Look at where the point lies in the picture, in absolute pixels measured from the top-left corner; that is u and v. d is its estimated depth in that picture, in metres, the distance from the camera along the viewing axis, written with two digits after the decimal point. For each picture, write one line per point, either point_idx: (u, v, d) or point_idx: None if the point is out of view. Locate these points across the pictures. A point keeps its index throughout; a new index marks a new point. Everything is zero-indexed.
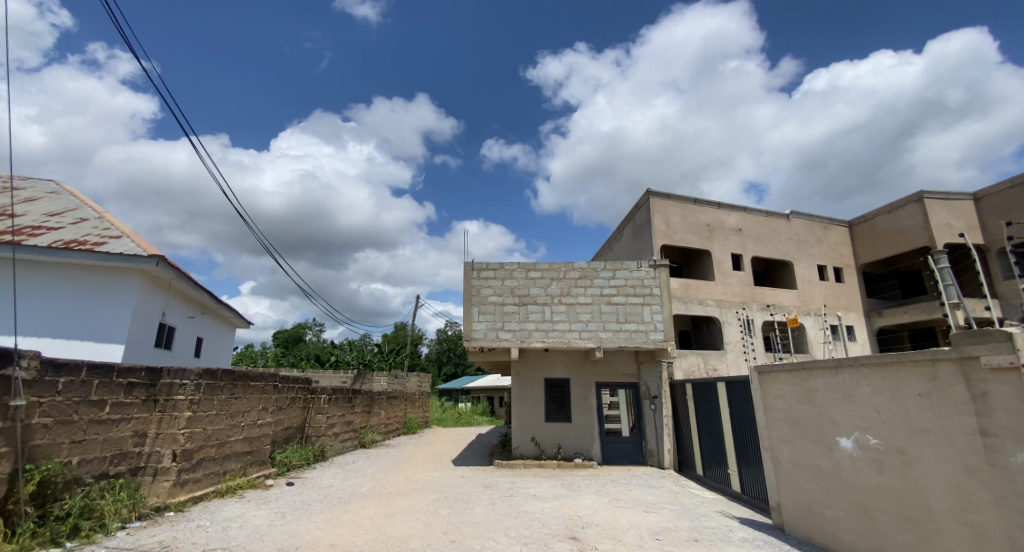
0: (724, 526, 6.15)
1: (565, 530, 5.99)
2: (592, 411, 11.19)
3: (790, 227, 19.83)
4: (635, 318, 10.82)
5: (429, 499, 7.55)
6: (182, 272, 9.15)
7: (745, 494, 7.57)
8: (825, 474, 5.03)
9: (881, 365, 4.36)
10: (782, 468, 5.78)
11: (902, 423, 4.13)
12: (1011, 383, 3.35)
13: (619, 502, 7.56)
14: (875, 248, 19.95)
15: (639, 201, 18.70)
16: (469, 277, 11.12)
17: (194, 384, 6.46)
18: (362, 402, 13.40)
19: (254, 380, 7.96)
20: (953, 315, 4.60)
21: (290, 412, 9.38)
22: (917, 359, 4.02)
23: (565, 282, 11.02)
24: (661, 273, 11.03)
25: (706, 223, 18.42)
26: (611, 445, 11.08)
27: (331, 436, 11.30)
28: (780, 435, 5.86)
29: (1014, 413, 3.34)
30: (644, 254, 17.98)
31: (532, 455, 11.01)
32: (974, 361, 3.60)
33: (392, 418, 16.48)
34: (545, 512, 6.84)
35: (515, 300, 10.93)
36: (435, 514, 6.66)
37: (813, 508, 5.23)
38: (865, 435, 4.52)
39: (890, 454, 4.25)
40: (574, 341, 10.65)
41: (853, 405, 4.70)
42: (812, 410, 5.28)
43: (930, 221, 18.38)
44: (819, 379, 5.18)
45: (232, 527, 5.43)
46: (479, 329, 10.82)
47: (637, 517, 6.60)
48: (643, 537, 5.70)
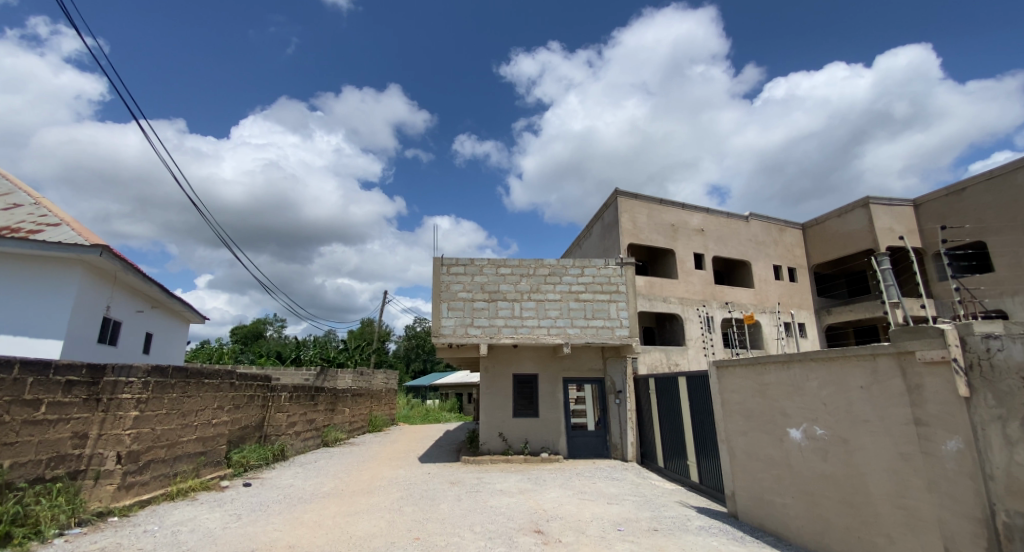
0: (683, 515, 6.36)
1: (530, 523, 6.04)
2: (559, 406, 11.33)
3: (748, 228, 20.63)
4: (602, 314, 10.98)
5: (393, 497, 7.46)
6: (128, 263, 8.62)
7: (703, 483, 7.85)
8: (777, 464, 5.27)
9: (829, 360, 4.61)
10: (737, 459, 6.02)
11: (846, 413, 4.39)
12: (942, 375, 3.57)
13: (583, 494, 7.68)
14: (826, 249, 21.01)
15: (607, 201, 19.02)
16: (437, 273, 11.00)
17: (142, 381, 6.13)
18: (325, 400, 13.07)
19: (207, 378, 7.62)
20: (897, 308, 4.95)
21: (247, 411, 9.01)
22: (860, 354, 4.26)
23: (535, 279, 11.07)
24: (628, 271, 11.24)
25: (671, 223, 18.91)
26: (577, 439, 11.26)
27: (292, 435, 10.96)
28: (735, 427, 6.09)
29: (945, 404, 3.56)
30: (612, 252, 18.30)
31: (499, 450, 11.03)
32: (910, 356, 3.82)
33: (357, 416, 16.15)
34: (510, 507, 6.88)
35: (485, 296, 10.91)
36: (399, 511, 6.59)
37: (764, 496, 5.47)
38: (812, 426, 4.76)
39: (834, 443, 4.49)
40: (542, 337, 10.74)
41: (802, 397, 4.94)
42: (765, 403, 5.52)
43: (875, 224, 19.46)
44: (771, 373, 5.42)
45: (182, 532, 5.20)
46: (447, 326, 10.72)
47: (601, 509, 6.72)
48: (605, 528, 5.83)
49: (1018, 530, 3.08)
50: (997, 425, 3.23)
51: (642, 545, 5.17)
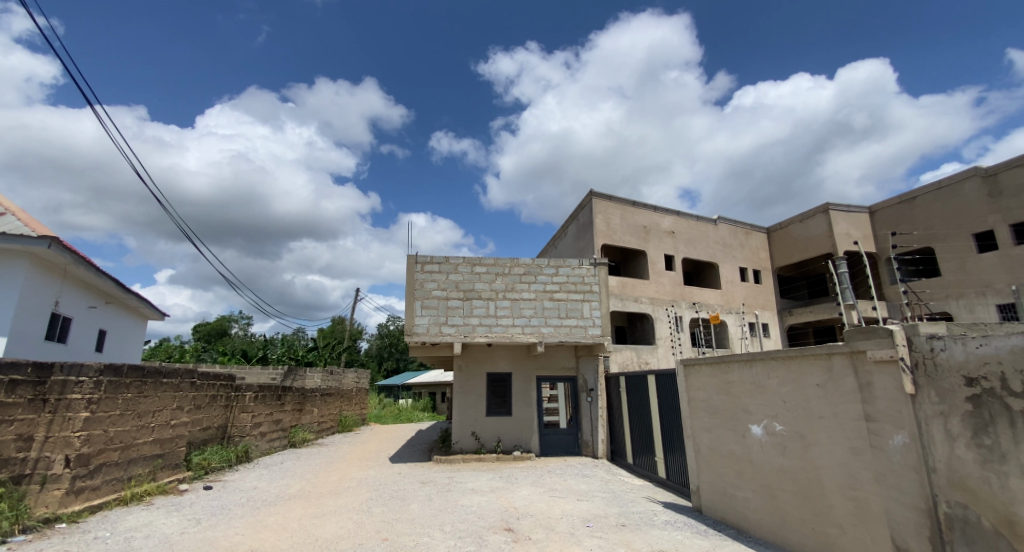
0: (650, 510, 6.50)
1: (500, 522, 6.05)
2: (532, 405, 11.39)
3: (717, 231, 21.22)
4: (575, 314, 11.09)
5: (362, 498, 7.35)
6: (80, 256, 8.19)
7: (670, 479, 8.05)
8: (739, 459, 5.45)
9: (788, 358, 4.80)
10: (702, 454, 6.20)
11: (803, 410, 4.58)
12: (891, 373, 3.76)
13: (554, 492, 7.74)
14: (789, 252, 21.84)
15: (582, 201, 19.23)
16: (411, 270, 10.88)
17: (94, 381, 5.84)
18: (292, 400, 12.76)
19: (165, 377, 7.33)
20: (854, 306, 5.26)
21: (210, 411, 8.71)
22: (817, 353, 4.45)
23: (510, 278, 11.08)
24: (601, 271, 11.38)
25: (643, 225, 19.27)
26: (549, 437, 11.36)
27: (257, 436, 10.64)
28: (700, 424, 6.27)
29: (892, 401, 3.75)
30: (586, 252, 18.53)
31: (471, 449, 11.01)
32: (862, 355, 4.01)
33: (326, 416, 15.83)
34: (481, 505, 6.88)
35: (459, 295, 10.86)
36: (368, 512, 6.50)
37: (727, 490, 5.65)
38: (772, 422, 4.95)
39: (792, 439, 4.68)
40: (516, 336, 10.77)
41: (763, 395, 5.12)
42: (728, 400, 5.70)
43: (834, 230, 20.30)
44: (735, 371, 5.60)
45: (136, 538, 4.98)
46: (421, 324, 10.63)
47: (571, 506, 6.80)
48: (575, 525, 5.90)
49: (957, 519, 3.26)
50: (939, 420, 3.41)
51: (610, 540, 5.26)
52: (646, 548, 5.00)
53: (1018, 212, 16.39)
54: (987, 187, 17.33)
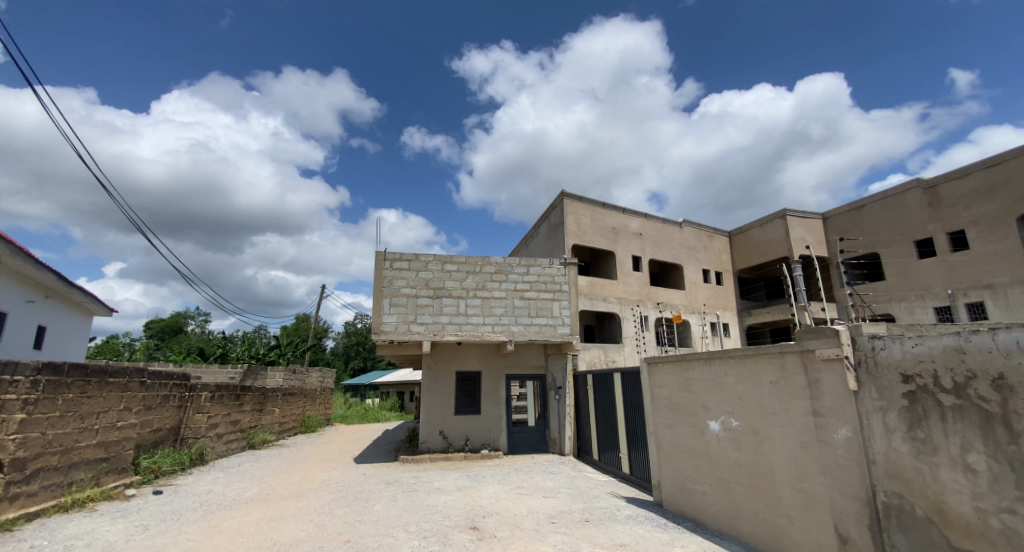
0: (613, 506, 6.63)
1: (465, 520, 6.04)
2: (500, 403, 11.40)
3: (682, 234, 21.82)
4: (545, 313, 11.16)
5: (324, 499, 7.17)
6: (16, 246, 7.65)
7: (633, 474, 8.24)
8: (697, 454, 5.64)
9: (745, 356, 4.99)
10: (663, 450, 6.37)
11: (757, 406, 4.78)
12: (836, 370, 3.97)
13: (520, 489, 7.78)
14: (749, 255, 22.73)
15: (553, 202, 19.40)
16: (380, 267, 10.70)
17: (31, 380, 5.49)
18: (251, 400, 12.32)
19: (112, 376, 6.95)
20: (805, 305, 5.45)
21: (161, 412, 8.31)
22: (771, 352, 4.65)
23: (480, 276, 11.05)
24: (571, 271, 11.50)
25: (612, 226, 19.60)
26: (517, 435, 11.42)
27: (213, 437, 10.20)
28: (662, 420, 6.44)
29: (837, 397, 3.96)
30: (557, 252, 18.70)
31: (439, 448, 10.93)
32: (811, 353, 4.21)
33: (288, 416, 15.35)
34: (447, 505, 6.84)
35: (429, 292, 10.76)
36: (329, 514, 6.34)
37: (686, 485, 5.84)
38: (729, 418, 5.14)
39: (747, 434, 4.88)
40: (486, 334, 10.76)
41: (721, 392, 5.31)
42: (689, 397, 5.89)
43: (790, 235, 21.15)
44: (695, 369, 5.78)
45: (76, 547, 4.70)
46: (389, 322, 10.46)
47: (536, 503, 6.86)
48: (539, 521, 5.95)
49: (893, 508, 3.47)
50: (879, 415, 3.62)
51: (574, 536, 5.33)
52: (608, 542, 5.09)
53: (954, 221, 17.56)
54: (928, 198, 18.50)
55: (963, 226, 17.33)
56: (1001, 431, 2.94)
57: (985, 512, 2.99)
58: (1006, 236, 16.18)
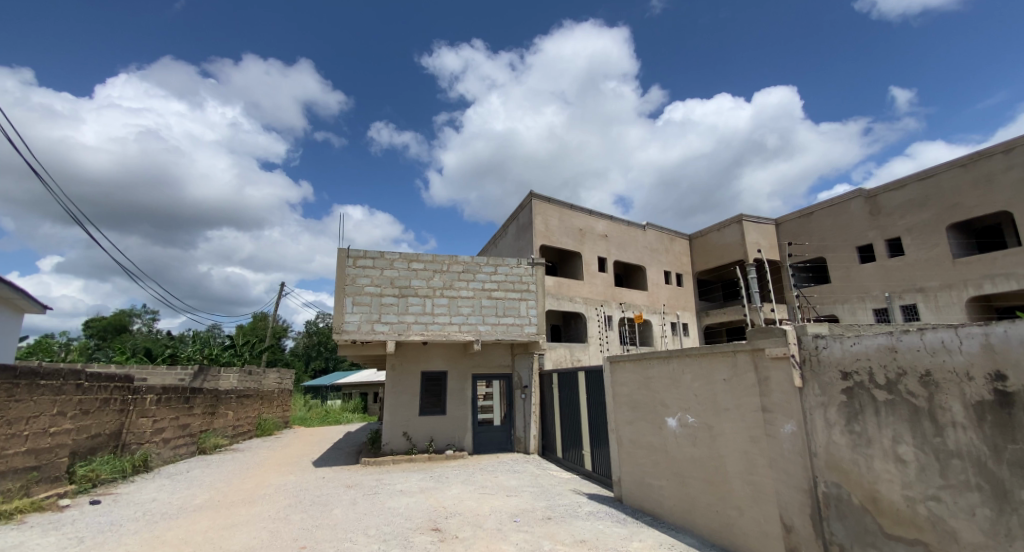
0: (575, 502, 6.72)
1: (428, 522, 5.98)
2: (466, 403, 11.35)
3: (645, 236, 22.39)
4: (512, 312, 11.18)
5: (280, 505, 6.93)
6: None
7: (596, 471, 8.38)
8: (656, 450, 5.79)
9: (701, 355, 5.17)
10: (624, 447, 6.51)
11: (711, 403, 4.96)
12: (783, 368, 4.17)
13: (484, 489, 7.77)
14: (708, 258, 23.56)
15: (522, 202, 19.49)
16: (343, 265, 10.44)
17: None
18: (202, 403, 11.74)
19: (44, 379, 6.49)
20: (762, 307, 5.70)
21: (101, 417, 7.81)
22: (724, 351, 4.83)
23: (447, 276, 10.96)
24: (538, 271, 11.56)
25: (579, 228, 19.86)
26: (482, 434, 11.39)
27: (159, 443, 9.66)
28: (623, 417, 6.58)
29: (784, 393, 4.15)
30: (525, 252, 18.79)
31: (402, 450, 10.76)
32: (761, 352, 4.40)
33: (242, 419, 14.71)
34: (409, 507, 6.75)
35: (394, 291, 10.57)
36: (285, 521, 6.13)
37: (645, 480, 5.98)
38: (685, 415, 5.32)
39: (702, 429, 5.05)
40: (453, 334, 10.68)
41: (678, 389, 5.47)
42: (648, 395, 6.04)
43: (745, 239, 21.92)
44: (655, 367, 5.93)
45: None
46: (352, 322, 10.21)
47: (500, 502, 6.87)
48: (502, 520, 5.97)
49: (833, 497, 3.67)
50: (821, 410, 3.83)
51: (535, 533, 5.37)
52: (569, 539, 5.15)
53: (892, 229, 18.79)
54: (869, 207, 19.72)
55: (899, 233, 18.57)
56: (927, 424, 3.16)
57: (913, 500, 3.20)
58: (936, 244, 17.43)
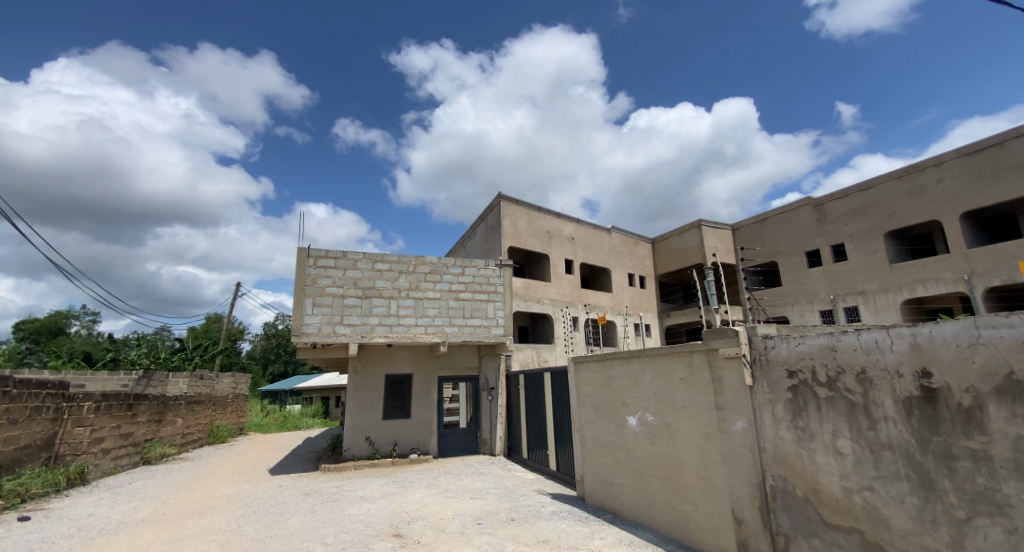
0: (539, 503, 6.75)
1: (389, 528, 5.86)
2: (431, 406, 11.22)
3: (610, 239, 22.84)
4: (480, 314, 11.14)
5: (232, 516, 6.62)
6: None
7: (560, 471, 8.47)
8: (617, 448, 5.91)
9: (660, 354, 5.31)
10: (587, 446, 6.61)
11: (669, 401, 5.10)
12: (735, 367, 4.34)
13: (448, 492, 7.69)
14: (669, 261, 24.28)
15: (490, 203, 19.50)
16: (303, 265, 10.12)
17: None
18: (147, 410, 11.08)
19: None
20: (720, 309, 5.98)
21: (31, 426, 7.26)
22: (681, 350, 4.98)
23: (413, 276, 10.80)
24: (505, 272, 11.56)
25: (547, 230, 20.04)
26: (448, 437, 11.29)
27: (98, 453, 9.06)
28: (586, 417, 6.67)
29: (736, 391, 4.32)
30: (493, 254, 18.80)
31: (364, 455, 10.52)
32: (715, 352, 4.56)
33: (191, 427, 13.96)
34: (369, 513, 6.60)
35: (357, 292, 10.32)
36: (237, 532, 5.86)
37: (606, 478, 6.09)
38: (645, 413, 5.45)
39: (660, 427, 5.20)
40: (418, 336, 10.54)
41: (639, 388, 5.60)
42: (610, 394, 6.15)
43: (704, 244, 22.67)
44: (616, 367, 6.05)
45: None
46: (312, 324, 9.90)
47: (464, 505, 6.81)
48: (465, 523, 5.92)
49: (779, 490, 3.85)
50: (770, 407, 4.01)
51: (498, 535, 5.37)
52: (531, 540, 5.17)
53: (837, 235, 19.93)
54: (816, 214, 20.84)
55: (843, 240, 19.71)
56: (862, 418, 3.37)
57: (850, 490, 3.40)
58: (876, 250, 18.60)
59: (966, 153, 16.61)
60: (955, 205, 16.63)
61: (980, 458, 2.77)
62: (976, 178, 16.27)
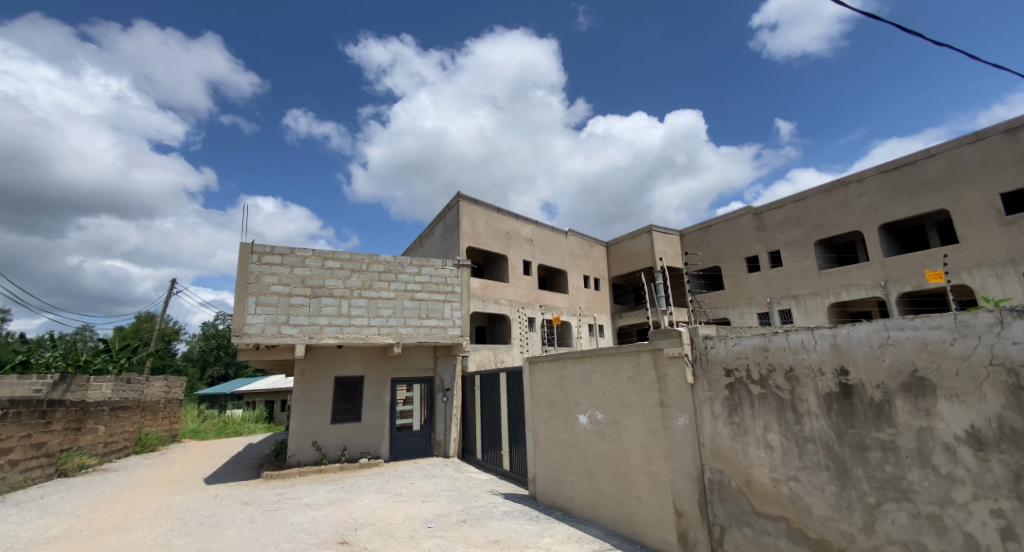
0: (491, 504, 6.75)
1: (335, 535, 5.68)
2: (383, 409, 10.96)
3: (567, 242, 23.22)
4: (436, 314, 11.01)
5: (160, 530, 6.18)
6: None
7: (513, 471, 8.51)
8: (568, 446, 6.01)
9: (609, 354, 5.46)
10: (539, 446, 6.68)
11: (617, 400, 5.26)
12: (678, 366, 4.53)
13: (398, 497, 7.54)
14: (622, 264, 24.98)
15: (449, 202, 19.33)
16: (245, 261, 9.61)
17: None
18: (64, 417, 10.15)
19: None
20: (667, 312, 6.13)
21: None
22: (629, 350, 5.14)
23: (367, 276, 10.52)
24: (463, 272, 11.48)
25: (505, 231, 20.10)
26: (400, 440, 11.07)
27: (4, 465, 8.21)
28: (540, 417, 6.75)
29: (678, 389, 4.51)
30: (451, 254, 18.65)
31: (311, 460, 10.12)
32: (660, 352, 4.74)
33: (115, 435, 12.87)
34: (314, 520, 6.37)
35: (305, 291, 9.92)
36: (166, 547, 5.48)
37: (557, 477, 6.18)
38: (595, 411, 5.58)
39: (609, 425, 5.34)
40: (371, 337, 10.26)
41: (590, 387, 5.73)
42: (563, 394, 6.25)
43: (654, 248, 23.47)
44: (569, 367, 6.15)
45: None
46: (254, 324, 9.41)
47: (414, 509, 6.71)
48: (416, 527, 5.83)
49: (716, 482, 4.05)
50: (709, 404, 4.22)
51: (449, 537, 5.32)
52: (482, 540, 5.17)
53: (773, 243, 21.26)
54: (756, 223, 22.12)
55: (779, 247, 21.02)
56: (789, 413, 3.61)
57: (778, 480, 3.63)
58: (807, 257, 19.98)
59: (884, 170, 18.17)
60: (875, 217, 18.17)
61: (889, 449, 3.04)
62: (893, 193, 17.84)
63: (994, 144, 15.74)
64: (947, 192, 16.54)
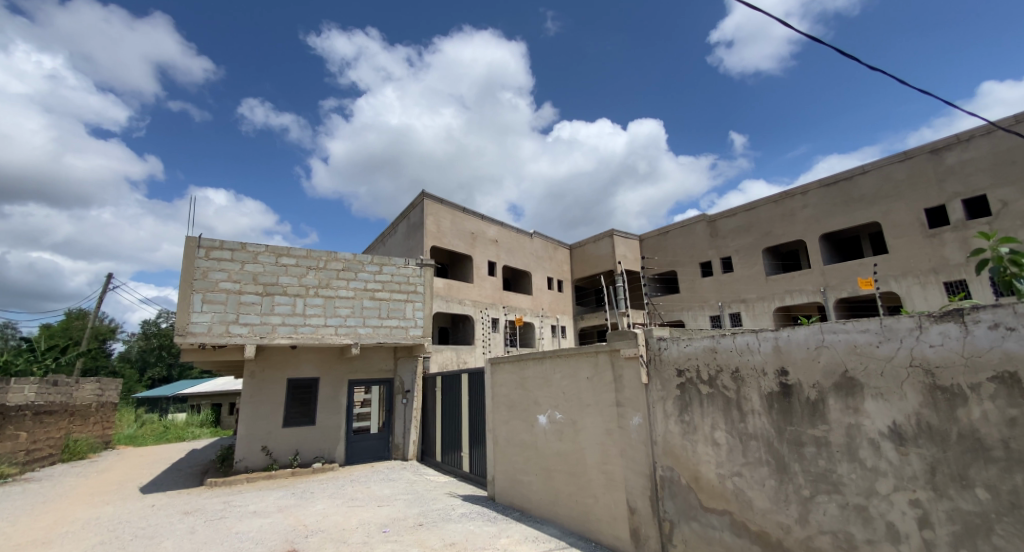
0: (449, 506, 6.70)
1: (284, 543, 5.48)
2: (339, 411, 10.66)
3: (531, 244, 23.39)
4: (397, 314, 10.82)
5: (87, 544, 5.74)
6: None
7: (473, 472, 8.48)
8: (527, 446, 6.06)
9: (569, 354, 5.54)
10: (499, 447, 6.70)
11: (576, 400, 5.35)
12: (634, 366, 4.65)
13: (353, 501, 7.36)
14: (585, 267, 25.40)
15: (413, 201, 19.05)
16: (191, 256, 9.11)
17: None
18: None
19: None
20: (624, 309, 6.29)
21: None
22: (588, 350, 5.23)
23: (324, 273, 10.21)
24: (426, 272, 11.33)
25: (471, 231, 20.01)
26: (357, 444, 10.80)
27: None
28: (500, 418, 6.76)
29: (634, 388, 4.64)
30: (414, 253, 18.39)
31: (260, 466, 9.71)
32: (617, 353, 4.86)
33: (39, 442, 11.87)
34: (262, 529, 6.11)
35: (257, 289, 9.52)
36: None
37: (516, 477, 6.22)
38: (554, 411, 5.65)
39: (567, 425, 5.42)
40: (327, 337, 9.96)
41: (550, 387, 5.79)
42: (523, 394, 6.30)
43: (615, 252, 24.00)
44: (530, 367, 6.20)
45: None
46: (199, 323, 8.93)
47: (369, 514, 6.56)
48: (370, 532, 5.71)
49: (668, 480, 4.20)
50: (661, 403, 4.36)
51: (404, 542, 5.24)
52: (438, 544, 5.12)
53: (725, 249, 22.22)
54: (710, 229, 23.05)
55: (730, 253, 22.00)
56: (734, 412, 3.79)
57: (723, 476, 3.81)
58: (756, 264, 21.00)
59: (825, 184, 19.37)
60: (817, 227, 19.34)
61: (822, 444, 3.26)
62: (833, 205, 19.04)
63: (920, 163, 17.10)
64: (879, 206, 17.83)
